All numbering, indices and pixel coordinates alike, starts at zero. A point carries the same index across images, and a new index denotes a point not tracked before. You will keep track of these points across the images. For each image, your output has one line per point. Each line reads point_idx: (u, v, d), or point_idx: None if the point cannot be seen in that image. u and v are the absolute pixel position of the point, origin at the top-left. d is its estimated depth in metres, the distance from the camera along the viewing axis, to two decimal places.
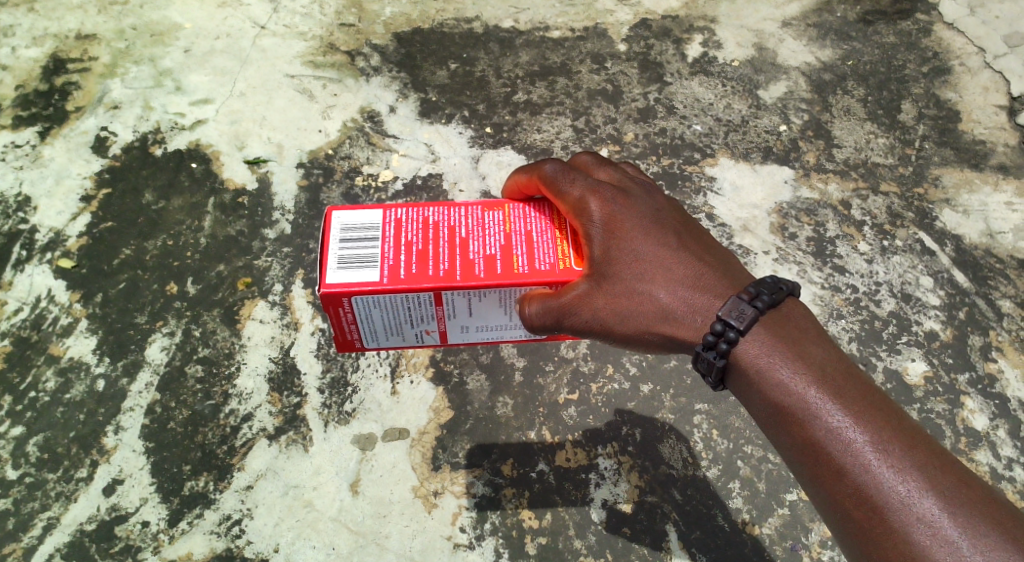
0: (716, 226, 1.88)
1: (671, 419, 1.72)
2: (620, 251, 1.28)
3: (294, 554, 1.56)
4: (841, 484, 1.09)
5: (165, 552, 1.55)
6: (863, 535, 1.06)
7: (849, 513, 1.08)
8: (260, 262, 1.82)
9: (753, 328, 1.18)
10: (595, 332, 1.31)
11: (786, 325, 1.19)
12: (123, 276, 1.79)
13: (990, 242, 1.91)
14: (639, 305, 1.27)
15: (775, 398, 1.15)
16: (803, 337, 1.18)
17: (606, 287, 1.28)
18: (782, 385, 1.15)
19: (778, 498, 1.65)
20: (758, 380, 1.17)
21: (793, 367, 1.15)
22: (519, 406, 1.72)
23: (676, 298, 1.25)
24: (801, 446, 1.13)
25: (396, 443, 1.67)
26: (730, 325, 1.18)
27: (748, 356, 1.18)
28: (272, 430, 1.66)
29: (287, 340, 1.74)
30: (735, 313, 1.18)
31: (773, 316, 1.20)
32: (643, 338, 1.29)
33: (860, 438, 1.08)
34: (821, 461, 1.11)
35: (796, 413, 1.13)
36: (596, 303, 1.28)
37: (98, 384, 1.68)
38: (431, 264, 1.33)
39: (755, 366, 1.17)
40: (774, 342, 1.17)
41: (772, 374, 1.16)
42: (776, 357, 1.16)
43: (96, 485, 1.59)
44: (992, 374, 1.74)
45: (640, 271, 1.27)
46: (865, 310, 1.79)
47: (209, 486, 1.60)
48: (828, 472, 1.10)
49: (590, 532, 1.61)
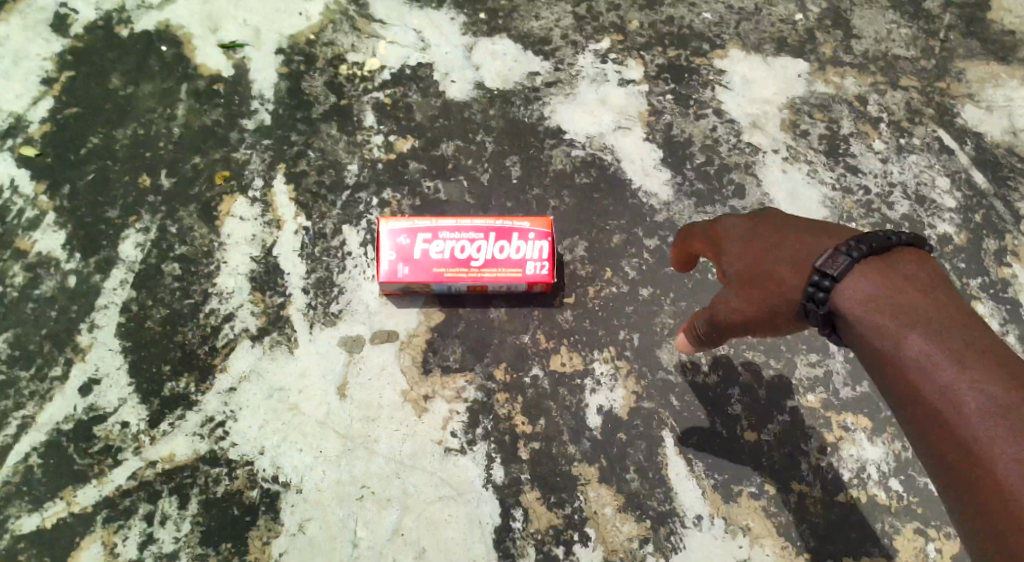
0: (724, 123, 1.81)
1: (671, 324, 1.66)
2: (740, 232, 1.18)
3: (280, 456, 1.51)
4: (959, 455, 0.91)
5: (147, 454, 1.50)
6: (979, 519, 0.88)
7: (964, 492, 0.90)
8: (238, 155, 1.71)
9: (853, 278, 1.03)
10: (736, 325, 1.18)
11: (899, 277, 1.02)
12: (92, 167, 1.68)
13: (1013, 140, 1.82)
14: (755, 285, 1.13)
15: (883, 355, 0.99)
16: (918, 290, 1.00)
17: (730, 273, 1.18)
18: (885, 338, 0.99)
19: (778, 405, 1.61)
20: (868, 339, 1.01)
21: (897, 320, 0.99)
22: (513, 310, 1.65)
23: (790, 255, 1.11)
24: (913, 415, 0.96)
25: (385, 347, 1.61)
26: (823, 272, 1.04)
27: (850, 309, 1.02)
28: (255, 331, 1.59)
29: (269, 238, 1.66)
30: (831, 258, 1.04)
31: (886, 267, 1.03)
32: (777, 323, 1.13)
33: (974, 400, 0.91)
34: (935, 429, 0.93)
35: (906, 374, 0.96)
36: (729, 289, 1.18)
37: (69, 281, 1.60)
38: (466, 263, 1.57)
39: (863, 317, 1.01)
40: (883, 294, 1.01)
41: (876, 328, 1.00)
42: (877, 309, 1.01)
43: (71, 385, 1.53)
44: (1005, 279, 1.68)
45: (756, 247, 1.15)
46: (877, 213, 1.73)
47: (191, 387, 1.55)
48: (941, 442, 0.93)
49: (585, 437, 1.57)
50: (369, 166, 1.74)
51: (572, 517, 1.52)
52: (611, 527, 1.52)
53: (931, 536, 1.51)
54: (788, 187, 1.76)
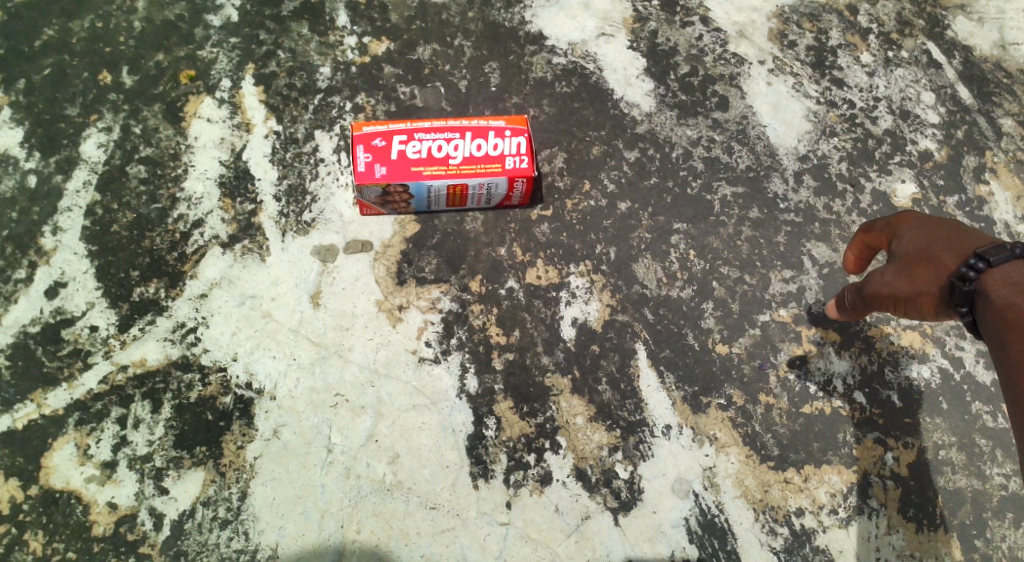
0: (710, 31, 1.79)
1: (648, 239, 1.65)
2: (917, 222, 1.23)
3: (253, 363, 1.50)
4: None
5: (117, 358, 1.48)
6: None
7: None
8: (204, 53, 1.66)
9: (1006, 270, 1.04)
10: (886, 297, 1.24)
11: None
12: (48, 61, 1.62)
13: (1001, 54, 1.83)
14: (922, 266, 1.17)
15: (1010, 342, 0.99)
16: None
17: (897, 252, 1.23)
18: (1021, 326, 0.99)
19: (750, 319, 1.62)
20: (999, 323, 1.02)
21: None
22: (490, 221, 1.63)
23: (942, 250, 1.14)
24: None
25: (359, 257, 1.59)
26: (982, 255, 1.06)
27: (995, 296, 1.03)
28: (226, 238, 1.56)
29: (239, 143, 1.61)
30: (996, 248, 1.06)
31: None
32: (919, 305, 1.18)
33: None
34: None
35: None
36: (890, 265, 1.23)
37: (29, 181, 1.55)
38: (444, 162, 1.52)
39: (1003, 301, 1.02)
40: None
41: (1016, 318, 1.00)
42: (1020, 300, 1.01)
43: (36, 288, 1.50)
44: (981, 197, 1.70)
45: (931, 234, 1.19)
46: (860, 127, 1.74)
47: (161, 293, 1.52)
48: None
49: (558, 349, 1.57)
50: (342, 69, 1.68)
51: (544, 427, 1.52)
52: (581, 435, 1.52)
53: (890, 445, 1.56)
54: (773, 99, 1.75)
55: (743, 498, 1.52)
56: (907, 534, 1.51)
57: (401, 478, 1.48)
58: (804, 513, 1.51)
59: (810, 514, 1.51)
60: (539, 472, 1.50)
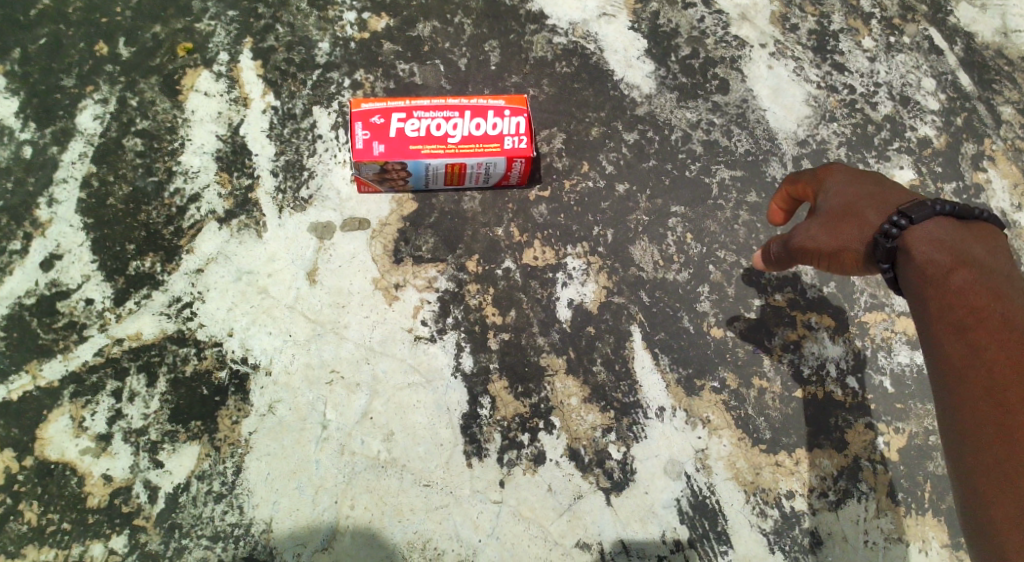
0: (713, 13, 1.78)
1: (646, 221, 1.64)
2: (843, 178, 1.22)
3: (249, 339, 1.50)
4: (988, 406, 0.91)
5: (112, 331, 1.48)
6: (981, 462, 0.89)
7: (977, 443, 0.90)
8: (202, 26, 1.64)
9: (928, 228, 1.03)
10: (810, 252, 1.23)
11: (971, 238, 1.03)
12: (43, 31, 1.60)
13: (1003, 41, 1.83)
14: (846, 221, 1.15)
15: (931, 299, 1.00)
16: (983, 253, 1.02)
17: (822, 207, 1.21)
18: (938, 285, 1.00)
19: (745, 303, 1.62)
20: (920, 280, 1.02)
21: (948, 272, 1.00)
22: (488, 201, 1.63)
23: (869, 208, 1.13)
24: (945, 360, 0.97)
25: (356, 234, 1.58)
26: (904, 214, 1.05)
27: (916, 253, 1.03)
28: (222, 213, 1.56)
29: (236, 117, 1.60)
30: (918, 206, 1.05)
31: (963, 228, 1.04)
32: (842, 260, 1.17)
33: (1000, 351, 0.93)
34: (967, 376, 0.94)
35: (951, 316, 0.97)
36: (815, 220, 1.22)
37: (25, 152, 1.54)
38: (443, 140, 1.52)
39: (925, 258, 1.02)
40: (949, 246, 1.02)
41: (932, 279, 1.01)
42: (937, 258, 1.01)
43: (32, 260, 1.49)
44: (979, 185, 1.70)
45: (856, 191, 1.18)
46: (860, 113, 1.73)
47: (156, 267, 1.52)
48: (973, 392, 0.93)
49: (554, 329, 1.57)
50: (341, 44, 1.67)
51: (538, 407, 1.53)
52: (575, 416, 1.53)
53: (881, 431, 1.57)
54: (774, 83, 1.75)
55: (735, 480, 1.53)
56: (895, 517, 1.53)
57: (395, 455, 1.48)
58: (794, 496, 1.53)
59: (800, 497, 1.53)
60: (533, 452, 1.51)
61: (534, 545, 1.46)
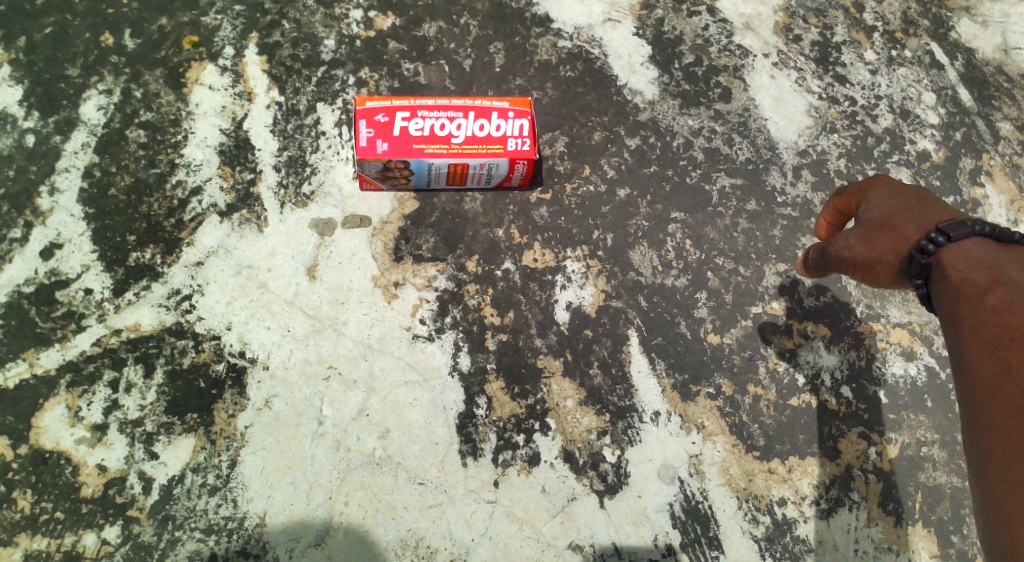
0: (717, 21, 1.80)
1: (645, 226, 1.65)
2: (887, 192, 1.25)
3: (248, 333, 1.50)
4: (1017, 425, 0.91)
5: (111, 322, 1.48)
6: (1003, 478, 0.90)
7: (1002, 459, 0.91)
8: (208, 20, 1.65)
9: (965, 248, 1.06)
10: (845, 262, 1.25)
11: (1008, 259, 1.05)
12: (50, 20, 1.61)
13: (1003, 58, 1.86)
14: (884, 234, 1.18)
15: (963, 316, 1.02)
16: (1021, 275, 1.03)
17: (864, 217, 1.24)
18: (968, 300, 1.02)
19: (742, 310, 1.63)
20: (954, 296, 1.04)
21: (982, 289, 1.02)
22: (488, 202, 1.63)
23: (910, 224, 1.15)
24: (972, 374, 0.98)
25: (357, 231, 1.59)
26: (943, 231, 1.08)
27: (951, 270, 1.05)
28: (224, 207, 1.56)
29: (240, 111, 1.61)
30: (957, 225, 1.08)
31: (1001, 250, 1.06)
32: (875, 272, 1.19)
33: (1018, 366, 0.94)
34: (995, 393, 0.95)
35: (981, 332, 0.99)
36: (854, 231, 1.24)
37: (27, 140, 1.54)
38: (446, 140, 1.52)
39: (961, 276, 1.04)
40: (988, 267, 1.04)
41: (965, 293, 1.03)
42: (971, 277, 1.04)
43: (32, 248, 1.49)
44: (976, 200, 1.72)
45: (897, 206, 1.20)
46: (861, 125, 1.75)
47: (157, 259, 1.52)
48: (1000, 410, 0.93)
49: (551, 332, 1.58)
50: (347, 42, 1.67)
51: (534, 409, 1.53)
52: (570, 418, 1.54)
53: (874, 441, 1.58)
54: (776, 93, 1.76)
55: (727, 486, 1.54)
56: (886, 528, 1.54)
57: (390, 453, 1.48)
58: (786, 504, 1.54)
59: (792, 505, 1.54)
60: (527, 453, 1.51)
61: (526, 546, 1.46)
